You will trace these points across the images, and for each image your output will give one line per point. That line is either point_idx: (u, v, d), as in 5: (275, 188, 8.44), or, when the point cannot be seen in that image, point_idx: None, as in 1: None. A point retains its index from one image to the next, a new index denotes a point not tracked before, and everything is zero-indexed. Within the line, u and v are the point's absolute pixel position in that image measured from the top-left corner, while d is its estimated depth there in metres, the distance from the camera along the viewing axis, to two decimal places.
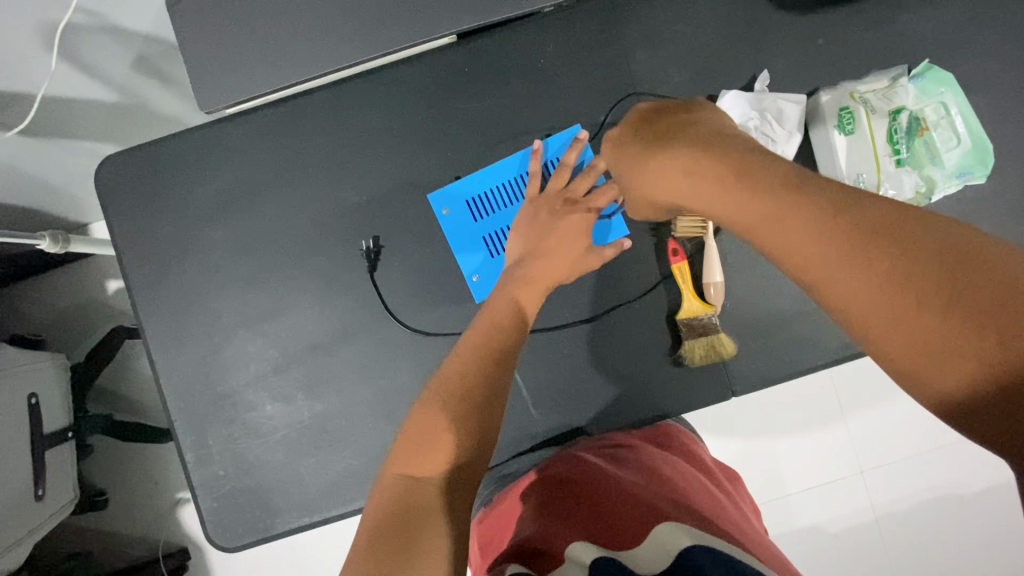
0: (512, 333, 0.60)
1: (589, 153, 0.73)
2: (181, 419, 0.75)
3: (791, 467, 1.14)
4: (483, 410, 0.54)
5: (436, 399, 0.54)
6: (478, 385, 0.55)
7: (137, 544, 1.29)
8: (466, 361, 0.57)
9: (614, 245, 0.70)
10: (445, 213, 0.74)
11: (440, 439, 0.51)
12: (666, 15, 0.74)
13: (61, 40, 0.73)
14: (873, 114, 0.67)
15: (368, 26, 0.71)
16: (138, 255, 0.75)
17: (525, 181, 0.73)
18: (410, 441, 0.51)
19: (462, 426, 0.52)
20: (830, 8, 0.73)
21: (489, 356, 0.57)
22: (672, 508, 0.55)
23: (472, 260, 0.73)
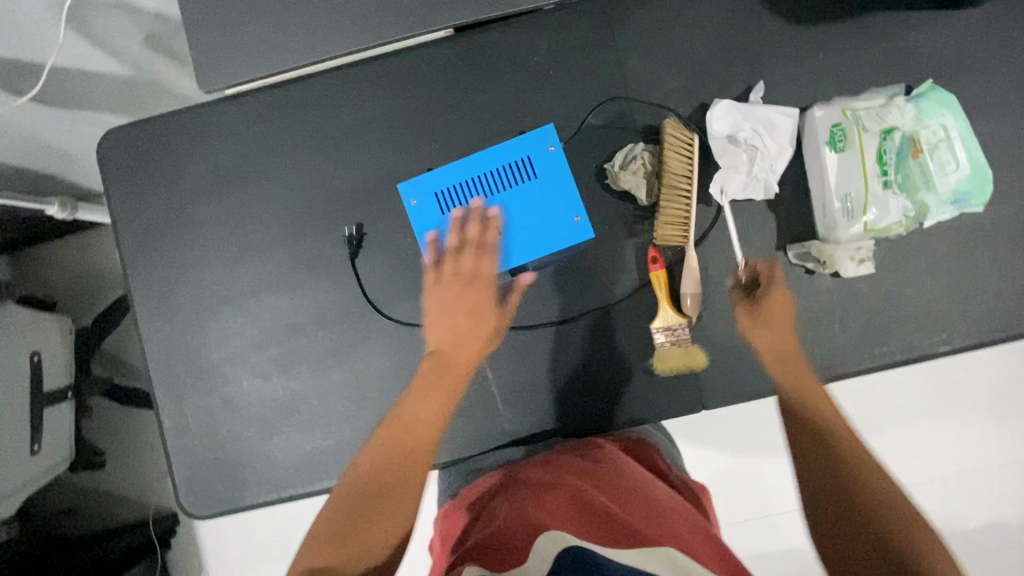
0: (410, 432, 0.69)
1: (559, 155, 0.72)
2: (161, 387, 0.78)
3: (774, 488, 1.12)
4: (394, 513, 0.64)
5: (363, 499, 0.65)
6: (380, 474, 0.67)
7: (130, 505, 1.34)
8: (377, 469, 0.67)
9: (517, 291, 0.74)
10: (414, 203, 0.73)
11: (361, 538, 0.61)
12: (666, 20, 0.73)
13: (71, 12, 0.75)
14: (865, 133, 0.66)
15: (366, 15, 0.72)
16: (132, 225, 0.78)
17: (495, 176, 0.72)
18: (337, 527, 0.62)
19: (382, 521, 0.63)
20: (833, 21, 0.71)
21: (393, 452, 0.68)
22: (640, 524, 0.52)
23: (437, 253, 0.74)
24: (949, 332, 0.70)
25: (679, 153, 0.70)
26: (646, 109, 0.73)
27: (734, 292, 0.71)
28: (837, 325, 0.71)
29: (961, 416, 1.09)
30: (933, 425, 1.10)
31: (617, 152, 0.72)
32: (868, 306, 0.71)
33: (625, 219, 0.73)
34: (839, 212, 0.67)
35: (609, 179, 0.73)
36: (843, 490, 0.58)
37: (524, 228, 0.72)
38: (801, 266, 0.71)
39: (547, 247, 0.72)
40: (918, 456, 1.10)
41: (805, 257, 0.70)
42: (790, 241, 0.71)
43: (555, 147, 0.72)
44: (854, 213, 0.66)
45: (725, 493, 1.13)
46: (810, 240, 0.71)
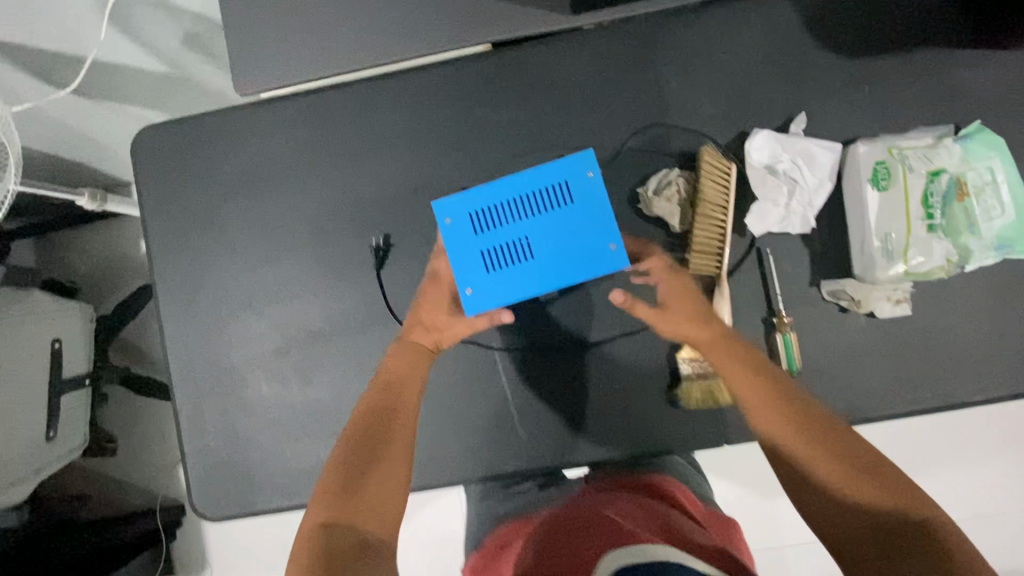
0: (384, 409, 0.64)
1: (600, 182, 0.62)
2: (181, 386, 0.78)
3: (787, 523, 1.10)
4: (380, 472, 0.59)
5: (353, 458, 0.60)
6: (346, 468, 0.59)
7: (140, 492, 1.35)
8: (359, 443, 0.60)
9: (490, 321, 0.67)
10: (446, 223, 0.63)
11: (365, 506, 0.57)
12: (707, 45, 0.72)
13: (113, 9, 0.76)
14: (911, 173, 0.64)
15: (406, 27, 0.72)
16: (161, 222, 0.78)
17: (533, 198, 0.63)
18: (328, 505, 0.56)
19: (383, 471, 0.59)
20: (880, 55, 0.69)
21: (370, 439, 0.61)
22: (656, 535, 0.50)
23: (466, 272, 0.63)
24: (985, 380, 0.69)
25: (716, 181, 0.69)
26: (683, 134, 0.72)
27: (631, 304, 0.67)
28: (867, 366, 0.70)
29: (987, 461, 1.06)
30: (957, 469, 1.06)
31: (651, 177, 0.72)
32: (900, 348, 0.70)
33: (656, 244, 0.72)
34: (878, 253, 0.65)
35: (642, 203, 0.72)
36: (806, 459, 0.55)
37: (563, 255, 0.62)
38: (834, 303, 0.70)
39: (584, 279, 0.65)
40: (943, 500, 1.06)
41: (838, 294, 0.69)
42: (825, 277, 0.70)
43: (595, 173, 0.62)
44: (894, 255, 0.64)
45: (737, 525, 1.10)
46: (845, 277, 0.70)
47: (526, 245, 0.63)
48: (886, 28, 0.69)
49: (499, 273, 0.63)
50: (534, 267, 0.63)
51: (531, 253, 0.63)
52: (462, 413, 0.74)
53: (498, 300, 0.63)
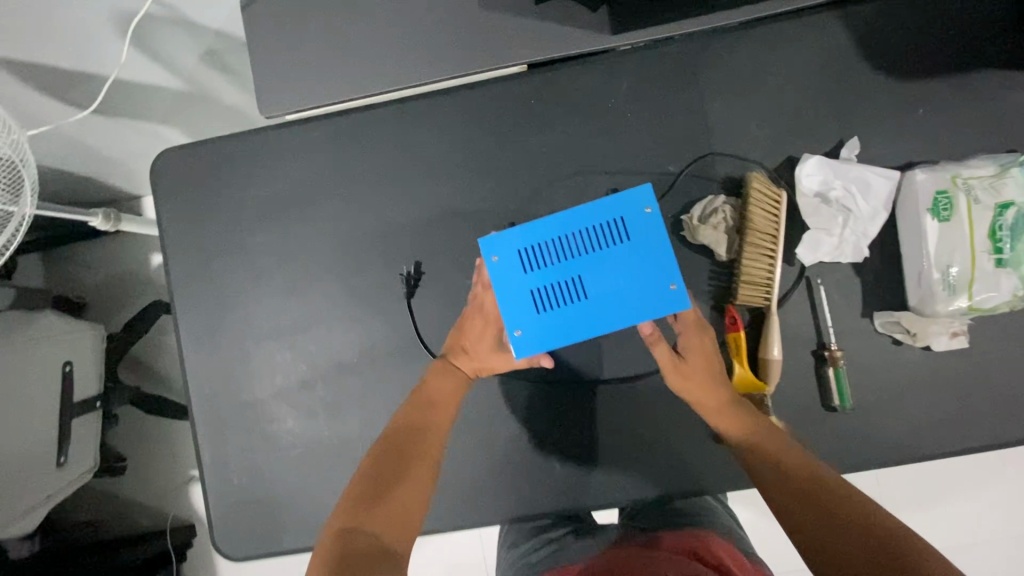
0: (420, 425, 0.65)
1: (658, 218, 0.61)
2: (203, 419, 0.75)
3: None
4: (408, 482, 0.61)
5: (380, 469, 0.61)
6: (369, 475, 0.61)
7: (150, 514, 1.32)
8: (383, 455, 0.62)
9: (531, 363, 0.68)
10: (494, 260, 0.62)
11: (395, 517, 0.58)
12: (754, 67, 0.69)
13: (135, 29, 0.73)
14: (975, 205, 0.60)
15: (440, 48, 0.69)
16: (182, 248, 0.75)
17: (587, 235, 0.61)
18: (348, 505, 0.58)
19: (408, 482, 0.61)
20: (935, 76, 0.66)
21: (399, 450, 0.63)
22: None
23: (516, 313, 0.62)
24: None
25: (765, 209, 0.66)
26: (730, 159, 0.69)
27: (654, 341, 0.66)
28: (922, 401, 0.67)
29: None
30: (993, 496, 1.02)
31: (696, 204, 0.69)
32: (957, 383, 0.66)
33: (700, 275, 0.69)
34: (938, 286, 0.62)
35: (686, 231, 0.69)
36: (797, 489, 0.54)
37: (618, 297, 0.61)
38: (888, 336, 0.67)
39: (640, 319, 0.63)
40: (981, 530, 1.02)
41: (892, 326, 0.66)
42: (878, 308, 0.67)
43: (652, 209, 0.61)
44: (957, 289, 0.61)
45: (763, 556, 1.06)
46: (900, 308, 0.66)
47: (580, 284, 0.61)
48: (941, 49, 0.66)
49: (551, 313, 0.62)
50: (588, 307, 0.61)
51: (585, 292, 0.61)
52: (497, 448, 0.72)
53: (550, 342, 0.62)
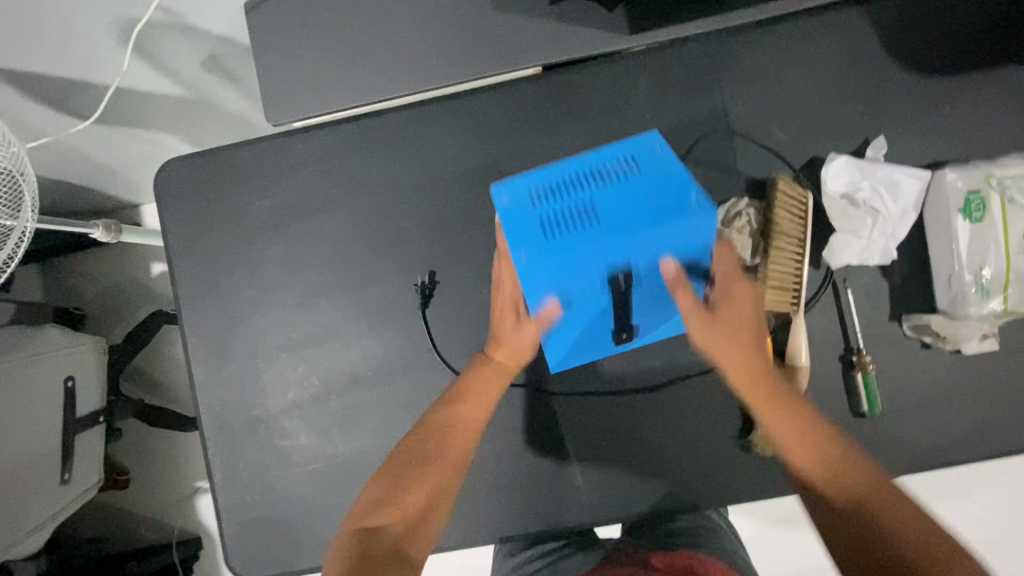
0: (457, 419, 0.62)
1: (671, 154, 0.58)
2: (213, 437, 0.72)
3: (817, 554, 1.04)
4: (431, 472, 0.59)
5: (405, 465, 0.59)
6: (399, 478, 0.58)
7: (156, 527, 1.30)
8: (412, 448, 0.60)
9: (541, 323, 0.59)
10: (504, 201, 0.58)
11: (406, 508, 0.57)
12: (775, 65, 0.67)
13: (136, 36, 0.71)
14: (1010, 205, 0.59)
15: (453, 52, 0.67)
16: (189, 261, 0.73)
17: (601, 170, 0.57)
18: (368, 506, 0.57)
19: (415, 489, 0.58)
20: (963, 72, 0.65)
21: (437, 455, 0.59)
22: None
23: (523, 239, 0.55)
24: None
25: (792, 211, 0.64)
26: (753, 161, 0.67)
27: (678, 287, 0.57)
28: (952, 405, 0.65)
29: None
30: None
31: (719, 207, 0.67)
32: (988, 386, 0.65)
33: None
34: (971, 289, 0.60)
35: None
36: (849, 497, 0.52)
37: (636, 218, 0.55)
38: (917, 338, 0.65)
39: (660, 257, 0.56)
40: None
41: (921, 330, 0.64)
42: (906, 311, 0.65)
43: (662, 146, 0.59)
44: (990, 291, 0.60)
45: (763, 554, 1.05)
46: (929, 311, 0.65)
47: (593, 210, 0.55)
48: (967, 45, 0.65)
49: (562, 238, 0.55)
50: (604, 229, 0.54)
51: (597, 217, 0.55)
52: (517, 460, 0.70)
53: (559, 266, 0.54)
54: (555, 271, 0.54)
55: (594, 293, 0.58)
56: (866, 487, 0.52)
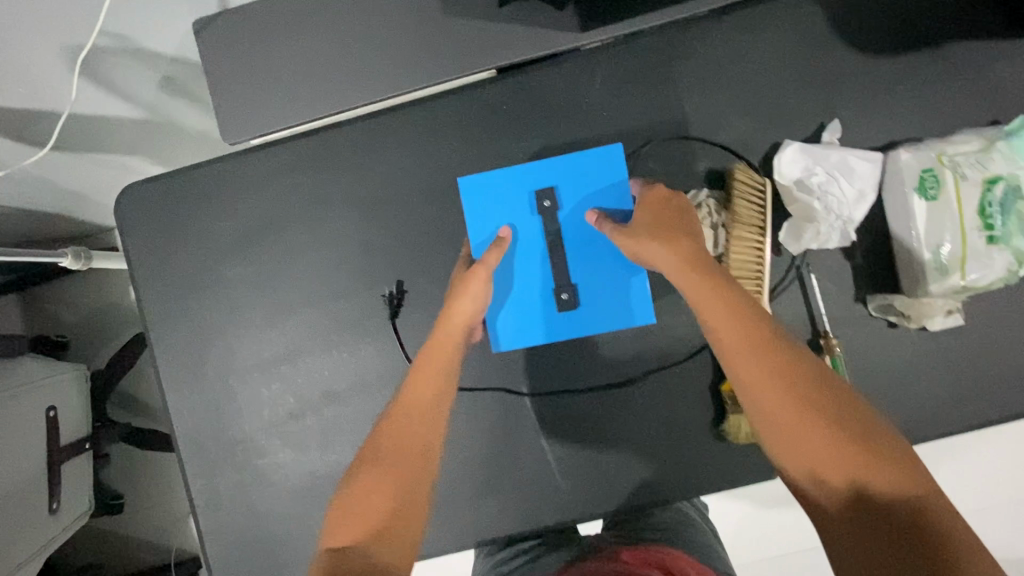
0: (414, 392, 0.61)
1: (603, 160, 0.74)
2: (191, 460, 0.72)
3: (797, 534, 1.06)
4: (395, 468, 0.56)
5: (366, 475, 0.56)
6: (362, 483, 0.56)
7: (153, 549, 1.30)
8: (373, 444, 0.58)
9: (497, 246, 0.64)
10: None
11: (369, 515, 0.54)
12: (728, 54, 0.67)
13: (86, 61, 0.70)
14: (964, 181, 0.59)
15: (406, 60, 0.67)
16: (155, 285, 0.72)
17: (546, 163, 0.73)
18: (337, 522, 0.54)
19: (378, 492, 0.55)
20: (912, 51, 0.66)
21: (397, 450, 0.58)
22: None
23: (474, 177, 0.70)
24: None
25: (750, 199, 0.65)
26: (711, 152, 0.67)
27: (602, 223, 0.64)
28: (921, 382, 0.66)
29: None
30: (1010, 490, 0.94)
31: None
32: (956, 361, 0.66)
33: None
34: (930, 267, 0.61)
35: None
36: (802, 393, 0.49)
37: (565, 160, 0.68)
38: (883, 318, 0.65)
39: (582, 197, 0.67)
40: (995, 523, 0.95)
41: (886, 309, 0.65)
42: (870, 292, 0.66)
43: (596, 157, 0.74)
44: (950, 269, 0.60)
45: (746, 539, 1.06)
46: (893, 291, 0.65)
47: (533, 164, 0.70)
48: (914, 24, 0.66)
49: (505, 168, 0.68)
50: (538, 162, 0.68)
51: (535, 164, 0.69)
52: (496, 464, 0.70)
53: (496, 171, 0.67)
54: (496, 175, 0.67)
55: (527, 218, 0.67)
56: (810, 379, 0.50)
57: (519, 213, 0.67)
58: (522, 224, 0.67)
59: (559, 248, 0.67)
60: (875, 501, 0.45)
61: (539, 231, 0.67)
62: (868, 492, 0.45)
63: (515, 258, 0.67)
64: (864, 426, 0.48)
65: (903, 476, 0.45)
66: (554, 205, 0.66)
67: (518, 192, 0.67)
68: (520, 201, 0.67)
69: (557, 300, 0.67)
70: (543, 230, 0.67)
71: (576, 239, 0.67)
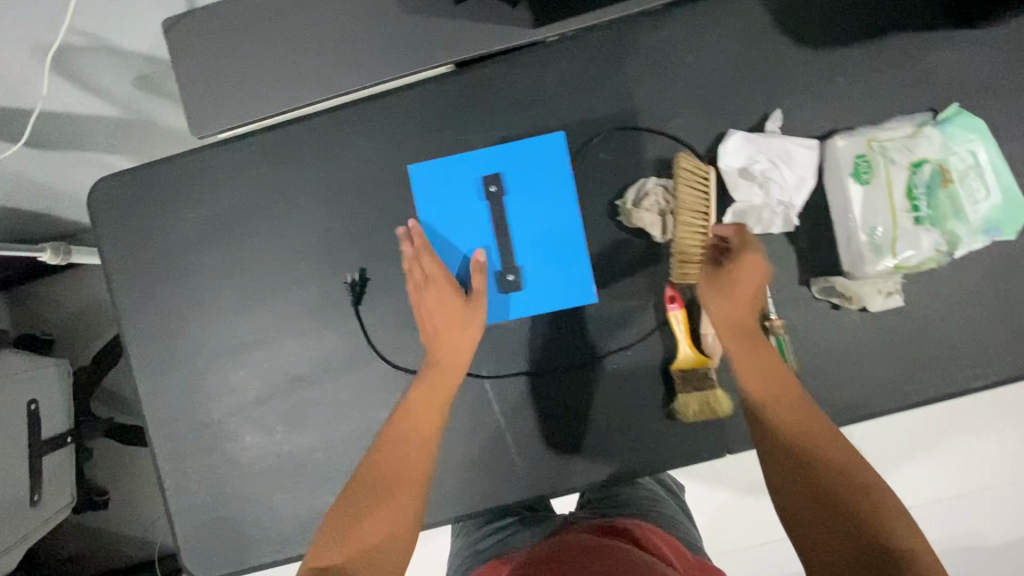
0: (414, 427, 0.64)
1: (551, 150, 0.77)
2: (161, 444, 0.74)
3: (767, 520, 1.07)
4: (394, 496, 0.60)
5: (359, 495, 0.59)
6: (358, 506, 0.59)
7: (136, 544, 1.31)
8: (376, 468, 0.62)
9: (478, 270, 0.67)
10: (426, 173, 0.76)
11: (363, 538, 0.56)
12: (675, 47, 0.70)
13: (58, 60, 0.73)
14: (893, 165, 0.63)
15: (365, 55, 0.70)
16: (127, 275, 0.75)
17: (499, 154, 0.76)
18: (327, 540, 0.56)
19: (371, 519, 0.58)
20: (850, 44, 0.68)
21: (388, 480, 0.61)
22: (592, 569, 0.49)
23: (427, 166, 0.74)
24: (982, 366, 0.67)
25: (692, 184, 0.67)
26: (659, 141, 0.70)
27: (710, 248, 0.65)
28: (863, 362, 0.68)
29: (999, 455, 0.96)
30: (961, 467, 0.97)
31: (629, 188, 0.70)
32: (897, 341, 0.68)
33: (638, 256, 0.70)
34: (865, 247, 0.64)
35: (621, 216, 0.70)
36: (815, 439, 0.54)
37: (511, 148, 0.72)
38: (826, 300, 0.68)
39: (526, 182, 0.70)
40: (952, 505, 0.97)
41: (829, 291, 0.67)
42: (813, 275, 0.68)
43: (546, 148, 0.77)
44: (882, 249, 0.63)
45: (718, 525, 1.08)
46: (834, 274, 0.68)
47: None
48: (851, 18, 0.69)
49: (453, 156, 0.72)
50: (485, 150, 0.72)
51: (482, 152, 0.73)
52: (456, 446, 0.72)
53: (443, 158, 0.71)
54: (443, 162, 0.71)
55: (474, 203, 0.71)
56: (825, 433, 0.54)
57: (467, 198, 0.71)
58: (469, 208, 0.71)
59: (503, 230, 0.70)
60: (861, 544, 0.46)
61: (486, 214, 0.70)
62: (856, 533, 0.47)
63: (465, 242, 0.71)
64: (866, 479, 0.50)
65: (898, 529, 0.46)
66: (500, 189, 0.70)
67: (465, 178, 0.71)
68: (467, 187, 0.71)
69: (503, 281, 0.70)
70: (490, 215, 0.70)
71: (521, 223, 0.70)
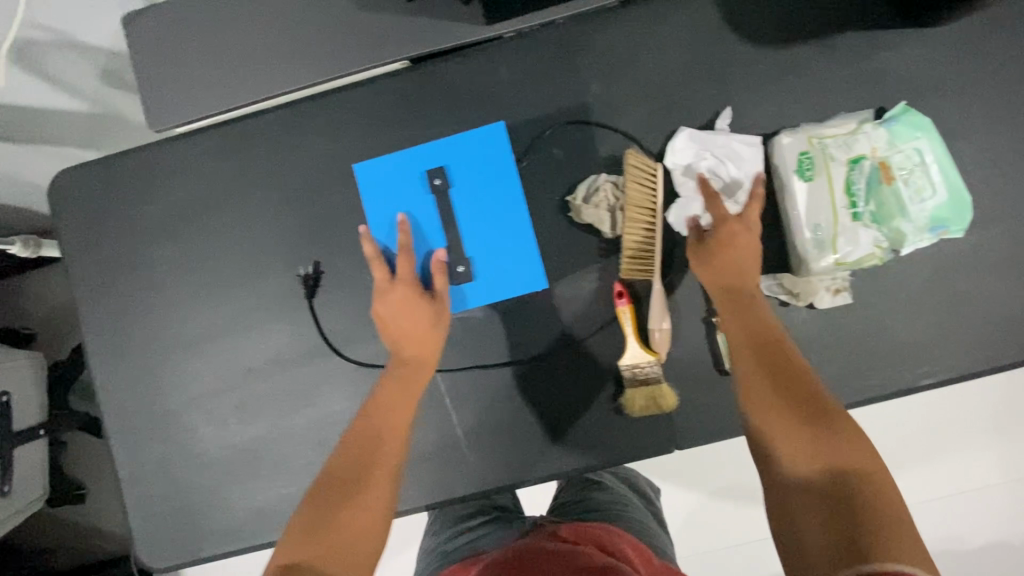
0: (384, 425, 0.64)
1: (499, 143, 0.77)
2: (118, 435, 0.75)
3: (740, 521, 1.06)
4: (366, 493, 0.59)
5: (326, 497, 0.59)
6: (329, 503, 0.58)
7: (112, 539, 1.31)
8: (349, 465, 0.61)
9: (439, 270, 0.68)
10: None
11: (335, 536, 0.56)
12: (626, 44, 0.70)
13: (20, 53, 0.74)
14: (833, 162, 0.64)
15: (320, 50, 0.71)
16: (86, 267, 0.76)
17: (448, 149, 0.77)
18: (293, 542, 0.56)
19: (341, 518, 0.57)
20: (800, 43, 0.69)
21: (354, 479, 0.60)
22: None
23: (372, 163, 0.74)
24: (929, 364, 0.67)
25: (636, 178, 0.67)
26: (609, 137, 0.70)
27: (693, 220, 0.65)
28: (811, 359, 0.68)
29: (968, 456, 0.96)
30: (931, 468, 0.97)
31: (579, 184, 0.70)
32: (845, 338, 0.68)
33: (588, 251, 0.71)
34: (807, 244, 0.64)
35: (572, 212, 0.70)
36: (800, 404, 0.54)
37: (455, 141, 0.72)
38: (774, 297, 0.68)
39: (471, 174, 0.71)
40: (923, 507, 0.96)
41: (776, 288, 0.68)
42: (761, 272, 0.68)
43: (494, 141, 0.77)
44: (825, 245, 0.64)
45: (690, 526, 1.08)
46: (781, 270, 0.68)
47: None
48: (801, 16, 0.69)
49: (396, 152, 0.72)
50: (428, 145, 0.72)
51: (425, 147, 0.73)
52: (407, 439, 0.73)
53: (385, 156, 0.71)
54: (387, 159, 0.71)
55: (421, 197, 0.71)
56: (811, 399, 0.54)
57: (414, 193, 0.71)
58: (416, 203, 0.71)
59: (451, 222, 0.70)
60: (833, 507, 0.47)
61: (434, 208, 0.71)
62: (829, 497, 0.48)
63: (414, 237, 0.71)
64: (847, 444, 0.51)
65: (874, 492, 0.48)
66: (445, 182, 0.70)
67: (410, 174, 0.71)
68: (412, 182, 0.71)
69: (453, 273, 0.70)
70: (437, 208, 0.71)
71: (468, 215, 0.70)
